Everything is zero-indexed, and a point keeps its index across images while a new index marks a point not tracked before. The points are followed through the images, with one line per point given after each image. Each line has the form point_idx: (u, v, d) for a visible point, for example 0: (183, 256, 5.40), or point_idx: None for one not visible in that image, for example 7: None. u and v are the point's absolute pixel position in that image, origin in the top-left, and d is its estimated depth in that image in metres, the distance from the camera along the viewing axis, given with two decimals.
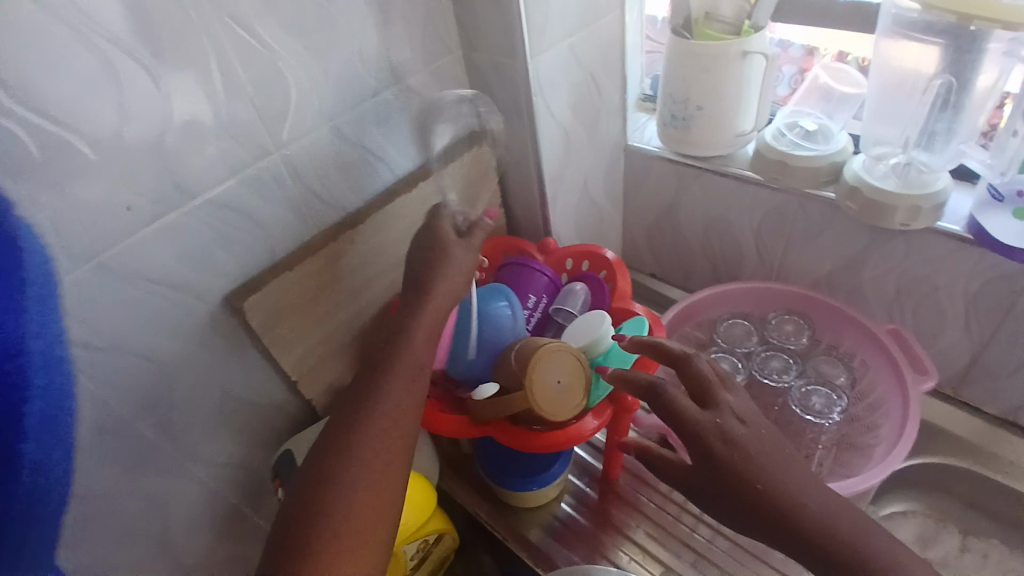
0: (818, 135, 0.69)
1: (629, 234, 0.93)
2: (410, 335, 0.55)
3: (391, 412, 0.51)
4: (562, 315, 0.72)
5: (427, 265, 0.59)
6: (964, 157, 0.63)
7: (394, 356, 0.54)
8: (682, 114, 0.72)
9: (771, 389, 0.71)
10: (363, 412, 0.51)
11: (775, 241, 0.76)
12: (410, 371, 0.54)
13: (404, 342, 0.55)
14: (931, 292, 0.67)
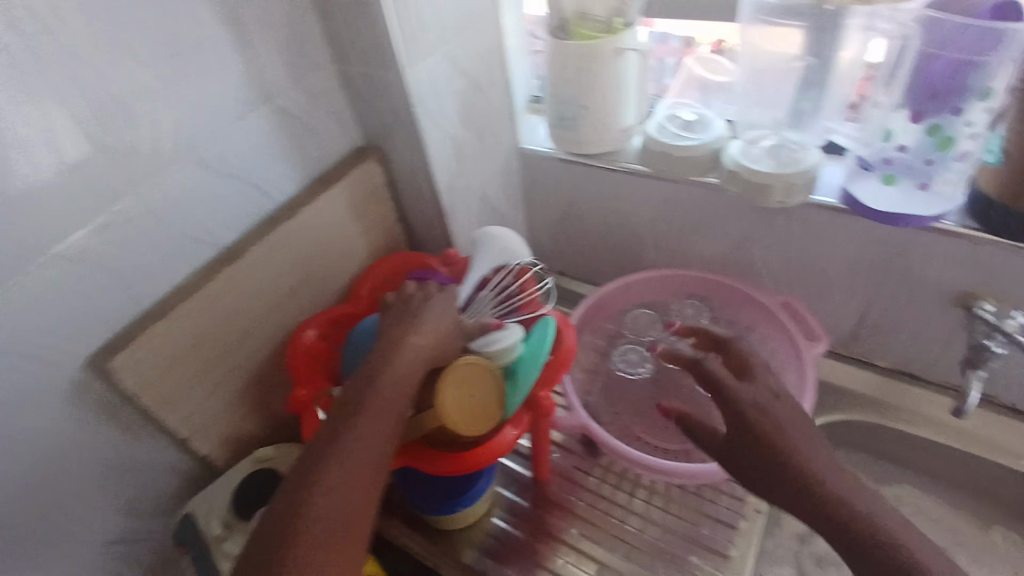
0: (697, 125, 0.71)
1: (535, 235, 0.92)
2: (384, 378, 0.54)
3: (359, 453, 0.49)
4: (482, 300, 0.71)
5: (411, 305, 0.60)
6: (829, 131, 0.68)
7: (367, 401, 0.52)
8: (569, 114, 0.72)
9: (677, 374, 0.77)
10: (332, 461, 0.48)
11: (672, 228, 0.78)
12: (384, 417, 0.52)
13: (378, 385, 0.53)
14: (813, 261, 0.70)
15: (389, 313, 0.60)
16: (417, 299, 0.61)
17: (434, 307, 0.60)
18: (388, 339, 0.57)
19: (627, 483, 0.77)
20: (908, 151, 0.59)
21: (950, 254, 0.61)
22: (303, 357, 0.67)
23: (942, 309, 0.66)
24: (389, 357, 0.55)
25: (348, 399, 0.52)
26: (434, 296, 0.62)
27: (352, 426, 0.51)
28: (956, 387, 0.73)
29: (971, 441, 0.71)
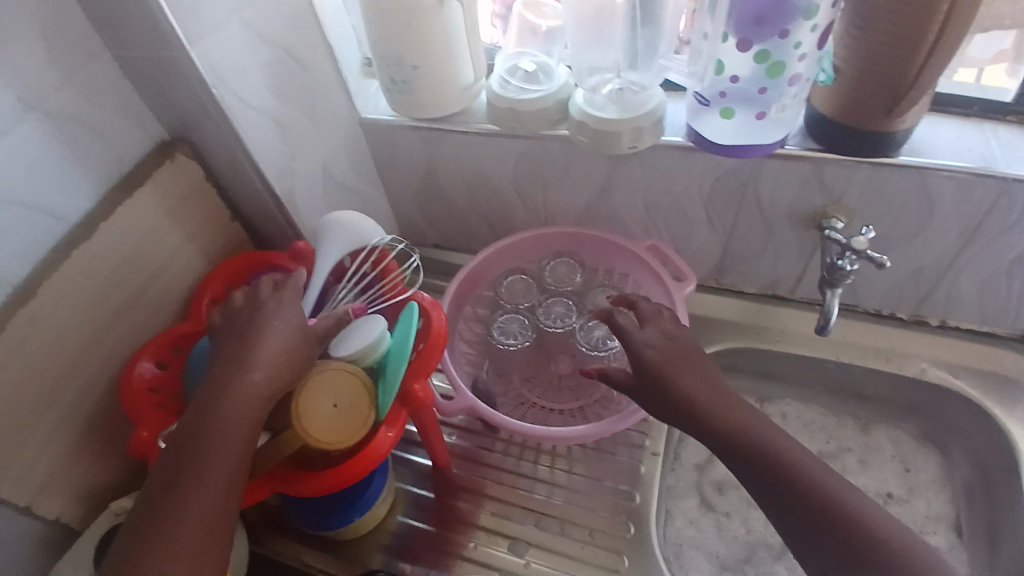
0: (539, 75, 0.67)
1: (401, 212, 0.86)
2: (218, 431, 0.48)
3: (196, 525, 0.46)
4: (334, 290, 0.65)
5: (243, 330, 0.53)
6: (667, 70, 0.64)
7: (200, 462, 0.47)
8: (401, 77, 0.66)
9: (558, 335, 0.74)
10: (164, 537, 0.45)
11: (533, 184, 0.75)
12: (224, 476, 0.47)
13: (212, 441, 0.48)
14: (673, 202, 0.70)
15: (223, 339, 0.54)
16: (253, 318, 0.54)
17: (271, 326, 0.53)
18: (221, 376, 0.51)
19: (530, 451, 0.75)
20: (739, 82, 0.57)
21: (797, 177, 0.62)
22: (142, 393, 0.60)
23: (796, 231, 0.68)
24: (217, 403, 0.49)
25: (179, 460, 0.47)
26: (273, 312, 0.55)
27: (178, 488, 0.46)
28: (820, 301, 0.77)
29: (840, 348, 0.75)
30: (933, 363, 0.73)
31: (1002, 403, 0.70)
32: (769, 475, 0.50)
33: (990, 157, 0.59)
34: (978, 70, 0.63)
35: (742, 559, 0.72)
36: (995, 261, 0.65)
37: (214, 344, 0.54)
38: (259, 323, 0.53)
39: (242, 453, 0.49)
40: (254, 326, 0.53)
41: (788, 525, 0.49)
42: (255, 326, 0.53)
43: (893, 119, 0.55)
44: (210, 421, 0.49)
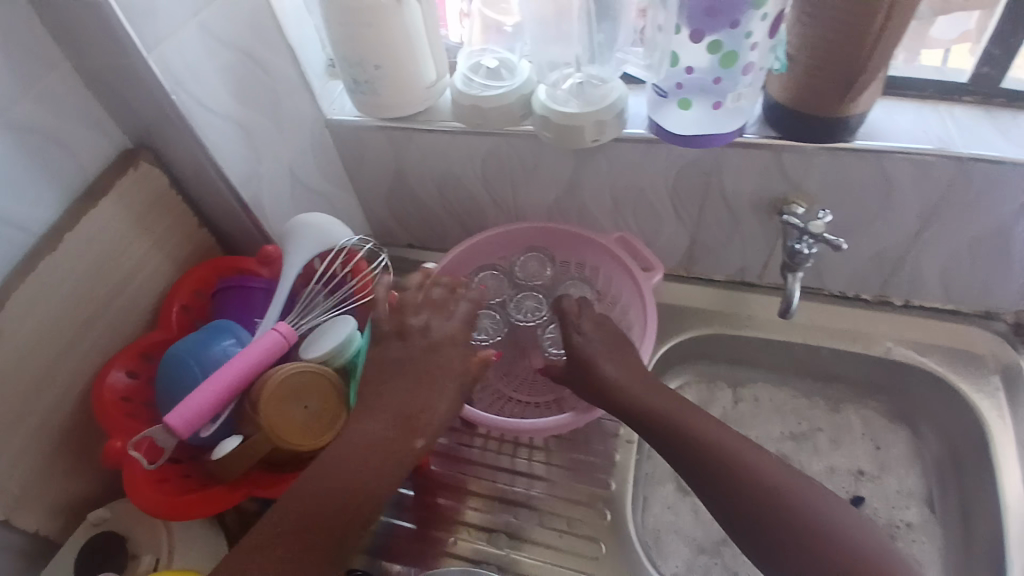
0: (501, 71, 0.67)
1: (373, 214, 0.86)
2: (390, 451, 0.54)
3: (344, 520, 0.51)
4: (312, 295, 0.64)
5: (428, 356, 0.58)
6: (625, 65, 0.65)
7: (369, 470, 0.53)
8: (363, 77, 0.66)
9: (525, 330, 0.76)
10: (318, 520, 0.51)
11: (501, 181, 0.75)
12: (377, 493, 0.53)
13: (383, 457, 0.53)
14: (639, 194, 0.71)
15: (388, 374, 0.57)
16: (425, 364, 0.57)
17: (443, 385, 0.57)
18: (402, 396, 0.56)
19: (508, 445, 0.76)
20: (693, 73, 0.58)
21: (757, 165, 0.63)
22: (114, 403, 0.59)
23: (760, 218, 0.69)
24: (380, 451, 0.53)
25: (351, 461, 0.53)
26: (444, 364, 0.58)
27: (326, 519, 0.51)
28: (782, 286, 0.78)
29: (808, 332, 0.77)
30: (898, 341, 0.75)
31: (967, 378, 0.72)
32: (709, 474, 0.56)
33: (945, 137, 0.60)
34: (943, 52, 0.66)
35: (719, 542, 0.73)
36: (955, 241, 0.66)
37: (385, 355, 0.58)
38: (433, 376, 0.57)
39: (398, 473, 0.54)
40: (426, 379, 0.56)
41: (726, 516, 0.55)
42: (428, 380, 0.57)
43: (845, 105, 0.56)
44: (373, 467, 0.53)
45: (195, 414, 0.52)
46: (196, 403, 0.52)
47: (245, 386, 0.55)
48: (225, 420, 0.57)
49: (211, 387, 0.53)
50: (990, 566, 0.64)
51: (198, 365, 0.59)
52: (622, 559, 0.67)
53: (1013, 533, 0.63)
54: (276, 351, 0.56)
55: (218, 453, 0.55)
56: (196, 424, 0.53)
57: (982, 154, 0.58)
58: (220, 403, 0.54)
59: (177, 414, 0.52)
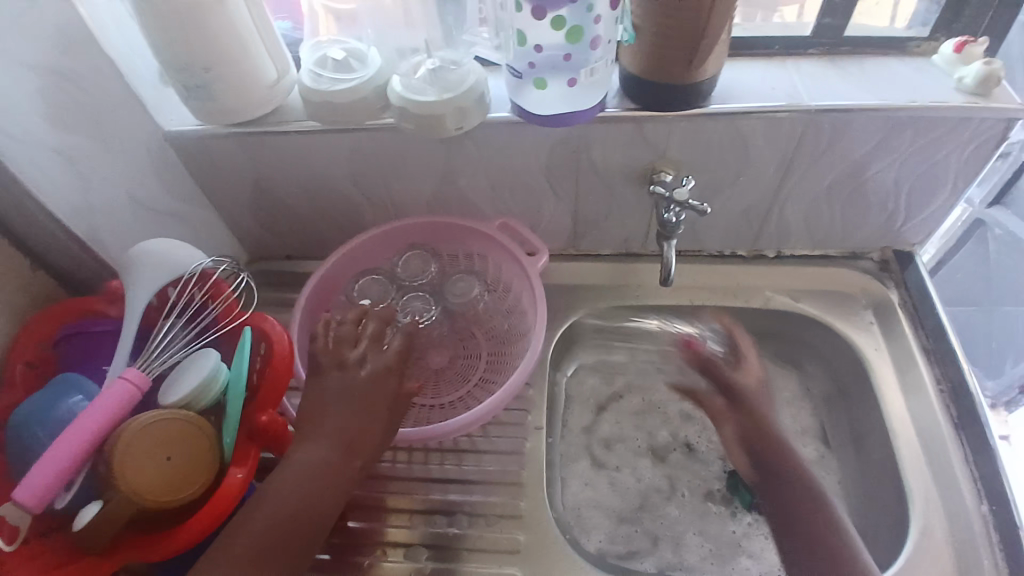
0: (351, 61, 0.63)
1: (241, 228, 0.80)
2: (331, 471, 0.55)
3: (294, 544, 0.51)
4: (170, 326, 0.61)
5: (365, 374, 0.60)
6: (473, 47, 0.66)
7: (313, 491, 0.53)
8: (194, 82, 0.60)
9: (464, 309, 0.75)
10: (267, 543, 0.50)
11: (371, 177, 0.71)
12: (324, 513, 0.54)
13: (325, 479, 0.54)
14: (515, 177, 0.69)
15: (324, 409, 0.57)
16: (363, 397, 0.59)
17: (382, 419, 0.59)
18: (338, 420, 0.57)
19: (417, 453, 0.73)
20: (542, 50, 0.56)
21: (622, 136, 0.63)
22: None
23: (634, 187, 0.69)
24: (319, 493, 0.54)
25: (296, 484, 0.53)
26: (382, 394, 0.60)
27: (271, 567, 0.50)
28: (658, 251, 0.80)
29: (693, 293, 0.79)
30: (776, 290, 0.78)
31: (843, 316, 0.76)
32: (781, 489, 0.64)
33: (794, 92, 0.62)
34: (798, 6, 0.67)
35: (637, 509, 0.73)
36: (815, 188, 0.69)
37: (316, 380, 0.60)
38: (371, 410, 0.58)
39: (342, 491, 0.55)
40: (366, 412, 0.58)
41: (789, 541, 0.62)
42: (368, 413, 0.58)
43: (694, 70, 0.57)
44: (315, 508, 0.53)
45: (43, 486, 0.47)
46: (41, 475, 0.47)
47: (101, 445, 0.50)
48: (83, 484, 0.51)
49: (57, 453, 0.48)
50: (890, 491, 0.68)
51: (42, 429, 0.52)
52: (544, 545, 0.66)
53: (906, 459, 0.67)
54: (129, 400, 0.51)
55: (78, 524, 0.50)
56: (48, 497, 0.47)
57: (829, 104, 0.60)
58: (73, 468, 0.48)
59: (21, 491, 0.46)
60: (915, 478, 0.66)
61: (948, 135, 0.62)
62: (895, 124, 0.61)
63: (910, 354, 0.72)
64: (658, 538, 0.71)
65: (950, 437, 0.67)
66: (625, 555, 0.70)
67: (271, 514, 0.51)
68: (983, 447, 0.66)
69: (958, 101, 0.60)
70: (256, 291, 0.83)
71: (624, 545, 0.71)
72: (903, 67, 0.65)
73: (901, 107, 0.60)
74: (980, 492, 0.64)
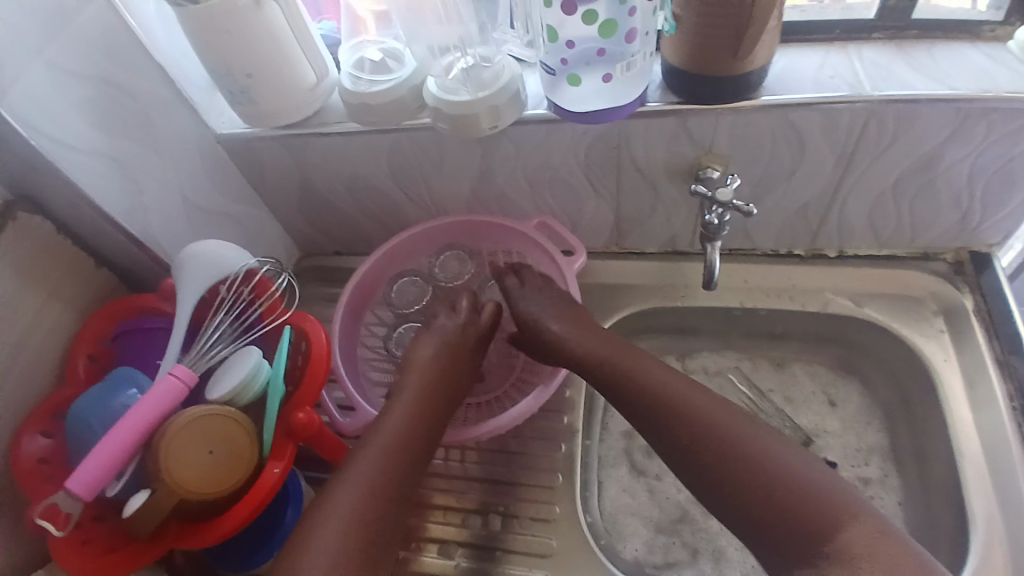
0: (387, 62, 0.63)
1: (291, 225, 0.82)
2: (440, 374, 0.64)
3: (418, 427, 0.60)
4: (217, 324, 0.63)
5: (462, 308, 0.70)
6: (504, 45, 0.63)
7: (430, 390, 0.63)
8: (237, 89, 0.62)
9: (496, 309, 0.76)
10: (397, 427, 0.59)
11: (410, 176, 0.70)
12: (438, 407, 0.63)
13: (439, 380, 0.64)
14: (553, 174, 0.67)
15: (418, 362, 0.65)
16: (448, 351, 0.66)
17: (463, 374, 0.67)
18: (444, 342, 0.67)
19: (456, 451, 0.73)
20: (574, 45, 0.54)
21: (663, 133, 0.60)
22: (33, 469, 0.54)
23: (676, 185, 0.66)
24: (418, 434, 0.59)
25: (419, 384, 0.63)
26: (467, 350, 0.67)
27: (389, 484, 0.55)
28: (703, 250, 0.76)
29: (744, 294, 0.75)
30: (837, 292, 0.73)
31: (909, 324, 0.70)
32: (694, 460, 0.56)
33: (855, 81, 0.57)
34: None
35: (675, 519, 0.71)
36: (878, 183, 0.63)
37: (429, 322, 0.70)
38: (455, 366, 0.66)
39: (450, 394, 0.64)
40: (451, 366, 0.66)
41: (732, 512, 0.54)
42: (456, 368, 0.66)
43: (741, 61, 0.53)
44: (424, 417, 0.61)
45: (95, 475, 0.50)
46: (95, 464, 0.50)
47: (148, 437, 0.53)
48: (132, 474, 0.54)
49: (109, 443, 0.50)
50: (950, 517, 0.62)
51: (98, 420, 0.55)
52: (574, 551, 0.65)
53: (971, 487, 0.61)
54: (170, 397, 0.53)
55: (127, 510, 0.53)
56: (99, 484, 0.50)
57: (894, 94, 0.55)
58: (120, 459, 0.51)
59: (75, 478, 0.49)
60: (982, 506, 0.60)
61: None
62: (967, 116, 0.55)
63: (982, 367, 0.66)
64: (697, 551, 0.69)
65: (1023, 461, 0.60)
66: (661, 566, 0.68)
67: (381, 451, 0.57)
68: None
69: None
70: (307, 286, 0.85)
71: (662, 555, 0.69)
72: (976, 54, 0.58)
73: (974, 96, 0.54)
74: None
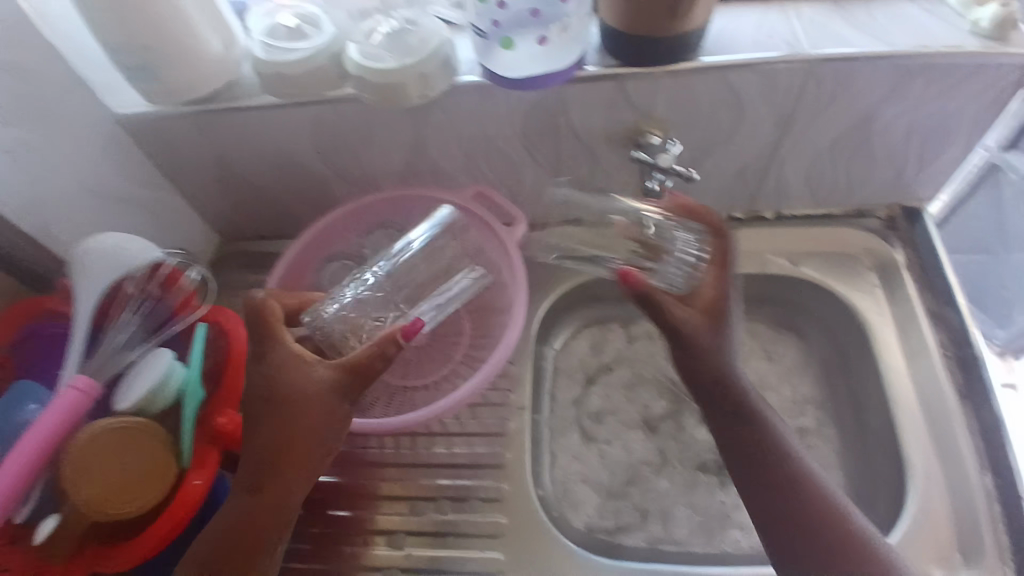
0: (303, 28, 0.57)
1: (206, 207, 0.75)
2: (269, 388, 0.52)
3: (267, 453, 0.52)
4: (121, 326, 0.57)
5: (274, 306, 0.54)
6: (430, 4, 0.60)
7: (264, 410, 0.52)
8: (136, 62, 0.55)
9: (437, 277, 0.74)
10: (250, 455, 0.52)
11: (337, 151, 0.65)
12: (279, 423, 0.51)
13: (267, 397, 0.52)
14: (490, 144, 0.64)
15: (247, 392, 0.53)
16: (268, 394, 0.52)
17: (296, 387, 0.52)
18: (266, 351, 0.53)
19: (405, 438, 0.70)
20: (506, 6, 0.51)
21: (602, 98, 0.58)
22: None
23: (616, 151, 0.64)
24: (253, 530, 0.52)
25: (254, 403, 0.52)
26: (282, 394, 0.52)
27: (242, 521, 0.52)
28: None
29: None
30: (774, 252, 0.74)
31: (842, 280, 0.72)
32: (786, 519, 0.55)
33: (793, 40, 0.56)
34: None
35: (626, 483, 0.71)
36: (816, 143, 0.63)
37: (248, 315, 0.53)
38: (274, 382, 0.52)
39: (295, 404, 0.52)
40: (267, 427, 0.52)
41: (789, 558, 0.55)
42: (295, 440, 0.51)
43: (680, 21, 0.51)
44: (271, 441, 0.52)
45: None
46: None
47: (54, 457, 0.48)
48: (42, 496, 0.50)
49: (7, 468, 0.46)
50: (885, 463, 0.66)
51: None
52: (529, 527, 0.65)
53: (906, 432, 0.64)
54: (75, 411, 0.49)
55: (38, 538, 0.48)
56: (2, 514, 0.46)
57: (833, 53, 0.54)
58: (22, 485, 0.46)
59: None
60: (913, 448, 0.63)
61: (959, 85, 0.56)
62: (905, 73, 0.55)
63: (912, 318, 0.68)
64: (648, 513, 0.70)
65: (953, 405, 0.64)
66: (614, 530, 0.69)
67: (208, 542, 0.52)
68: (986, 414, 0.63)
69: (973, 47, 0.54)
70: (230, 272, 0.79)
71: (613, 519, 0.69)
72: (912, 9, 0.58)
73: (912, 53, 0.54)
74: (983, 464, 0.61)
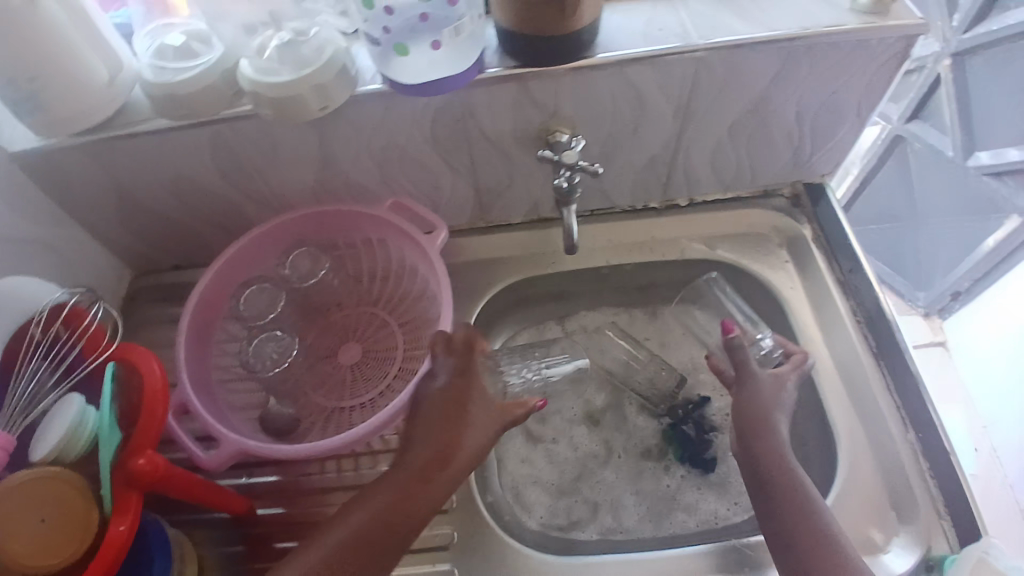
0: (194, 45, 0.56)
1: (114, 241, 0.72)
2: (456, 407, 0.56)
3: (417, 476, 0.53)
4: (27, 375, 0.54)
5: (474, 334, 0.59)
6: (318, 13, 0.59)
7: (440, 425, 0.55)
8: (15, 93, 0.53)
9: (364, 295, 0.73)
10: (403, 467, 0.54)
11: (244, 171, 0.64)
12: (443, 456, 0.54)
13: (450, 414, 0.55)
14: (402, 154, 0.63)
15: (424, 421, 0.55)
16: (444, 411, 0.56)
17: (465, 417, 0.55)
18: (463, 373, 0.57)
19: (347, 459, 0.68)
20: (393, 11, 0.52)
21: (506, 99, 0.58)
22: None
23: (529, 151, 0.65)
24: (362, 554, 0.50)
25: (432, 418, 0.55)
26: (456, 414, 0.55)
27: (364, 547, 0.50)
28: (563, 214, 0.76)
29: (607, 254, 0.76)
30: (691, 239, 0.76)
31: (759, 259, 0.74)
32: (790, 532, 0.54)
33: (682, 32, 0.57)
34: None
35: (575, 479, 0.72)
36: (716, 129, 0.65)
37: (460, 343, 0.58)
38: (453, 404, 0.56)
39: (468, 434, 0.55)
40: (432, 450, 0.54)
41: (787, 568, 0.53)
42: (454, 461, 0.54)
43: (570, 18, 0.52)
44: (426, 464, 0.53)
45: None
46: None
47: None
48: None
49: None
50: (814, 430, 0.68)
51: None
52: (479, 534, 0.64)
53: (830, 399, 0.67)
54: None
55: None
56: None
57: (722, 41, 0.56)
58: None
59: None
60: (838, 412, 0.66)
61: (845, 62, 0.59)
62: (791, 54, 0.57)
63: (824, 290, 0.71)
64: (598, 506, 0.70)
65: (870, 368, 0.67)
66: (567, 527, 0.69)
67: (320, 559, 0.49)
68: (903, 374, 0.66)
69: (853, 24, 0.57)
70: (146, 307, 0.76)
71: (565, 516, 0.69)
72: None
73: (796, 35, 0.56)
74: (905, 421, 0.64)
